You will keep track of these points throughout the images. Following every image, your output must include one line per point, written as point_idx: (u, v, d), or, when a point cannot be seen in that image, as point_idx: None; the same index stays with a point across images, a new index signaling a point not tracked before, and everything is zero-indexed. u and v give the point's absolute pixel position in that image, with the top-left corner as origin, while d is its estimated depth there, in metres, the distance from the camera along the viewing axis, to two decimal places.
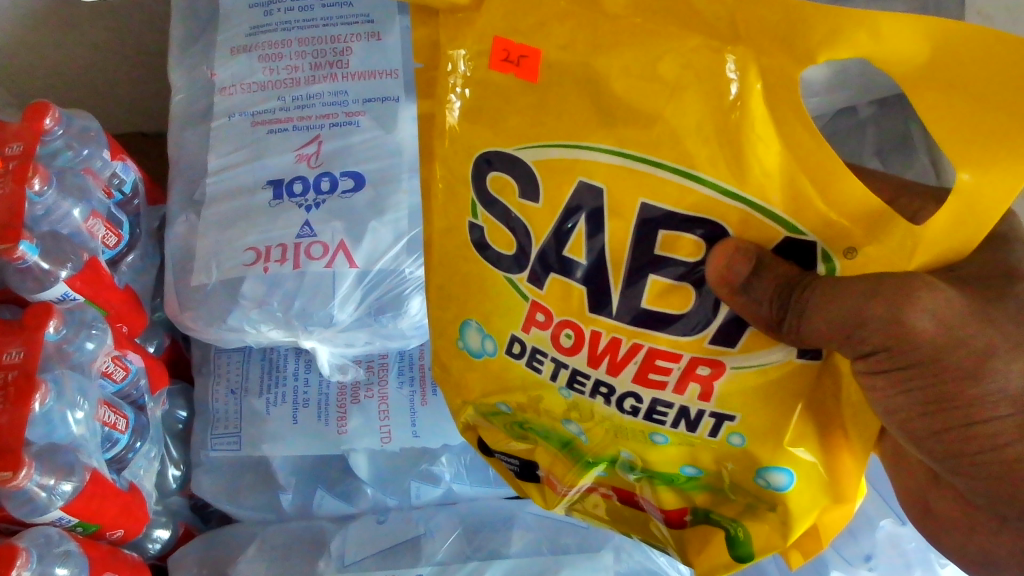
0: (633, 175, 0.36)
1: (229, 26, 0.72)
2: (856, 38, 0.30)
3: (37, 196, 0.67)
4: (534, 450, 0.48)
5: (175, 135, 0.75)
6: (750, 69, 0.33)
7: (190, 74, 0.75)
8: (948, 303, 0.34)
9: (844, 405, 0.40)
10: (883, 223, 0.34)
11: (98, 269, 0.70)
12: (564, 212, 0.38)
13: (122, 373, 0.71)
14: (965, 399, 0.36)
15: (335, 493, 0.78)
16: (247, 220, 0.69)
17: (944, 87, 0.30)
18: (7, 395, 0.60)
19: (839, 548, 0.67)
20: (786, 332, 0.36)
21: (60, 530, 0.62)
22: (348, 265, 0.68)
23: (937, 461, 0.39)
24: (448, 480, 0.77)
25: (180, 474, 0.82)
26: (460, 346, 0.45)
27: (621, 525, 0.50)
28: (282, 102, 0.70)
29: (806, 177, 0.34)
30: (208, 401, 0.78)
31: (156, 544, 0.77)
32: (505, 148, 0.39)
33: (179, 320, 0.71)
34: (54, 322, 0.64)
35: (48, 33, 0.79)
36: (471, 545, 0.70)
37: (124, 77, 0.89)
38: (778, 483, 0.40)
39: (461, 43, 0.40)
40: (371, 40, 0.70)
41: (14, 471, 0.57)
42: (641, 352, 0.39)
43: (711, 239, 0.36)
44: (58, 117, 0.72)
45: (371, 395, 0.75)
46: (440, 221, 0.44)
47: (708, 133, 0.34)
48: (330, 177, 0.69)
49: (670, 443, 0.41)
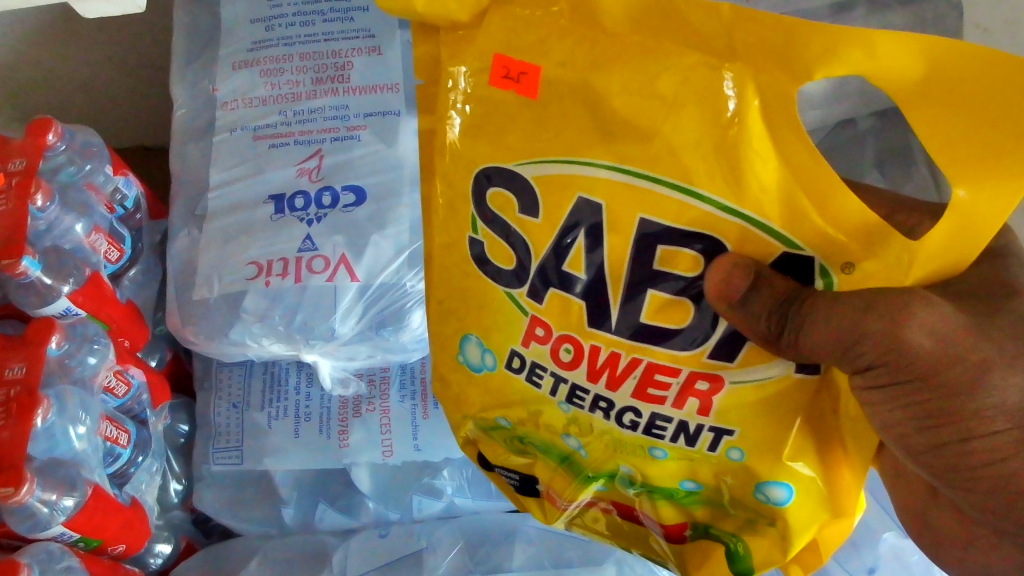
0: (631, 190, 0.37)
1: (231, 42, 0.73)
2: (852, 57, 0.31)
3: (40, 211, 0.68)
4: (533, 465, 0.48)
5: (177, 150, 0.76)
6: (748, 86, 0.33)
7: (193, 89, 0.75)
8: (946, 318, 0.34)
9: (843, 419, 0.40)
10: (881, 238, 0.34)
11: (100, 283, 0.71)
12: (563, 228, 0.39)
13: (124, 389, 0.71)
14: (962, 414, 0.36)
15: (337, 506, 0.78)
16: (248, 234, 0.69)
17: (940, 103, 0.30)
18: (9, 410, 0.60)
19: (842, 560, 0.67)
20: (784, 347, 0.36)
21: (61, 546, 0.62)
22: (349, 279, 0.68)
23: (936, 476, 0.39)
24: (450, 494, 0.77)
25: (182, 488, 0.82)
26: (460, 361, 0.45)
27: (621, 540, 0.50)
28: (283, 116, 0.71)
29: (803, 194, 0.34)
30: (209, 415, 0.78)
31: (157, 559, 0.76)
32: (504, 165, 0.40)
33: (180, 334, 0.71)
34: (57, 337, 0.65)
35: (53, 51, 0.80)
36: (474, 559, 0.70)
37: (127, 92, 0.89)
38: (777, 498, 0.40)
39: (461, 60, 0.40)
40: (372, 54, 0.71)
41: (16, 486, 0.57)
42: (640, 366, 0.39)
43: (709, 254, 0.36)
44: (61, 132, 0.73)
45: (372, 408, 0.75)
46: (440, 236, 0.44)
47: (707, 149, 0.35)
48: (331, 192, 0.69)
49: (669, 457, 0.41)
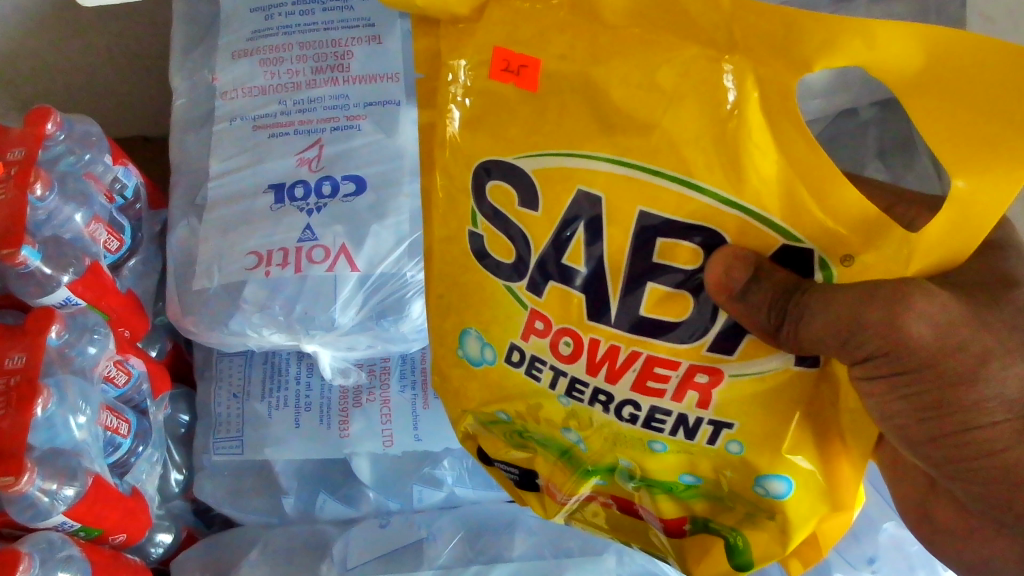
0: (631, 184, 0.36)
1: (230, 30, 0.72)
2: (851, 46, 0.31)
3: (39, 201, 0.68)
4: (533, 459, 0.48)
5: (177, 139, 0.75)
6: (747, 78, 0.33)
7: (191, 78, 0.75)
8: (947, 309, 0.34)
9: (843, 412, 0.39)
10: (880, 230, 0.34)
11: (100, 272, 0.70)
12: (562, 221, 0.38)
13: (124, 378, 0.71)
14: (962, 405, 0.35)
15: (336, 496, 0.78)
16: (248, 223, 0.69)
17: (940, 95, 0.30)
18: (9, 400, 0.60)
19: (843, 551, 0.67)
20: (784, 339, 0.36)
21: (62, 535, 0.62)
22: (349, 268, 0.67)
23: (935, 467, 0.39)
24: (450, 484, 0.77)
25: (183, 478, 0.82)
26: (460, 355, 0.45)
27: (621, 534, 0.50)
28: (283, 105, 0.70)
29: (803, 185, 0.34)
30: (210, 405, 0.78)
31: (158, 548, 0.77)
32: (503, 158, 0.39)
33: (181, 324, 0.71)
34: (57, 327, 0.65)
35: (51, 39, 0.79)
36: (474, 548, 0.69)
37: (126, 82, 0.89)
38: (777, 491, 0.40)
39: (461, 54, 0.40)
40: (372, 43, 0.70)
41: (16, 475, 0.57)
42: (640, 359, 0.39)
43: (709, 246, 0.36)
44: (60, 122, 0.72)
45: (373, 398, 0.75)
46: (440, 230, 0.44)
47: (707, 142, 0.34)
48: (331, 182, 0.69)
49: (668, 450, 0.41)
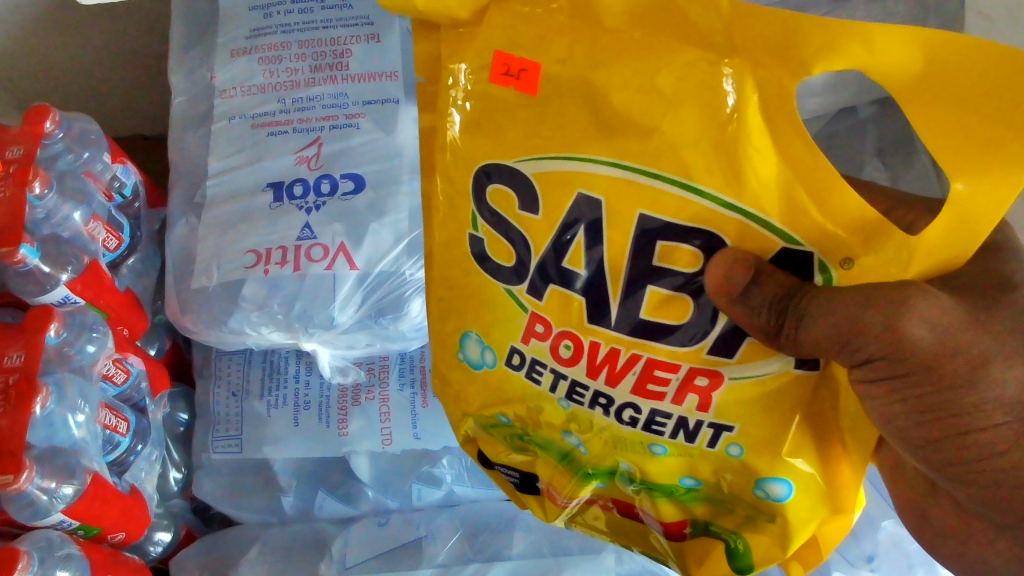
0: (631, 187, 0.36)
1: (229, 29, 0.72)
2: (849, 50, 0.30)
3: (38, 199, 0.67)
4: (533, 462, 0.48)
5: (176, 138, 0.75)
6: (747, 81, 0.33)
7: (190, 76, 0.75)
8: (947, 313, 0.34)
9: (843, 415, 0.39)
10: (879, 233, 0.34)
11: (98, 271, 0.70)
12: (562, 224, 0.38)
13: (122, 377, 0.70)
14: (962, 407, 0.35)
15: (336, 495, 0.78)
16: (247, 222, 0.69)
17: (939, 98, 0.30)
18: (8, 399, 0.60)
19: (842, 549, 0.67)
20: (784, 342, 0.36)
21: (61, 533, 0.62)
22: (348, 266, 0.67)
23: (935, 469, 0.38)
24: (449, 482, 0.77)
25: (182, 477, 0.82)
26: (460, 358, 0.45)
27: (621, 537, 0.50)
28: (281, 104, 0.70)
29: (802, 189, 0.34)
30: (208, 403, 0.78)
31: (157, 547, 0.77)
32: (503, 161, 0.39)
33: (179, 322, 0.71)
34: (55, 325, 0.64)
35: (49, 38, 0.79)
36: (473, 546, 0.70)
37: (124, 79, 0.89)
38: (777, 494, 0.40)
39: (461, 57, 0.40)
40: (371, 41, 0.70)
41: (15, 474, 0.57)
42: (640, 362, 0.39)
43: (709, 250, 0.36)
44: (59, 120, 0.72)
45: (371, 396, 0.75)
46: (440, 233, 0.44)
47: (706, 145, 0.34)
48: (331, 180, 0.69)
49: (668, 453, 0.41)
